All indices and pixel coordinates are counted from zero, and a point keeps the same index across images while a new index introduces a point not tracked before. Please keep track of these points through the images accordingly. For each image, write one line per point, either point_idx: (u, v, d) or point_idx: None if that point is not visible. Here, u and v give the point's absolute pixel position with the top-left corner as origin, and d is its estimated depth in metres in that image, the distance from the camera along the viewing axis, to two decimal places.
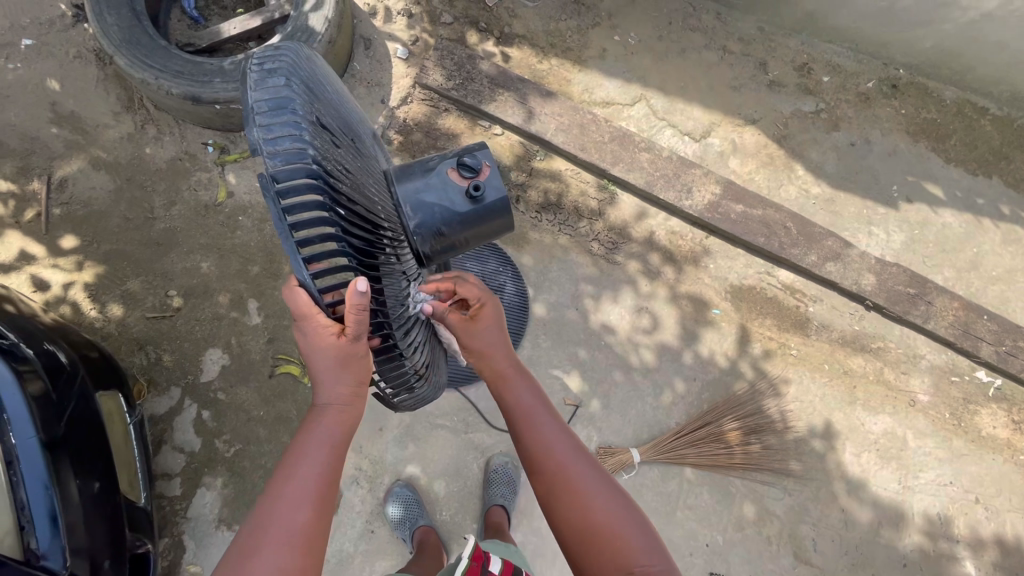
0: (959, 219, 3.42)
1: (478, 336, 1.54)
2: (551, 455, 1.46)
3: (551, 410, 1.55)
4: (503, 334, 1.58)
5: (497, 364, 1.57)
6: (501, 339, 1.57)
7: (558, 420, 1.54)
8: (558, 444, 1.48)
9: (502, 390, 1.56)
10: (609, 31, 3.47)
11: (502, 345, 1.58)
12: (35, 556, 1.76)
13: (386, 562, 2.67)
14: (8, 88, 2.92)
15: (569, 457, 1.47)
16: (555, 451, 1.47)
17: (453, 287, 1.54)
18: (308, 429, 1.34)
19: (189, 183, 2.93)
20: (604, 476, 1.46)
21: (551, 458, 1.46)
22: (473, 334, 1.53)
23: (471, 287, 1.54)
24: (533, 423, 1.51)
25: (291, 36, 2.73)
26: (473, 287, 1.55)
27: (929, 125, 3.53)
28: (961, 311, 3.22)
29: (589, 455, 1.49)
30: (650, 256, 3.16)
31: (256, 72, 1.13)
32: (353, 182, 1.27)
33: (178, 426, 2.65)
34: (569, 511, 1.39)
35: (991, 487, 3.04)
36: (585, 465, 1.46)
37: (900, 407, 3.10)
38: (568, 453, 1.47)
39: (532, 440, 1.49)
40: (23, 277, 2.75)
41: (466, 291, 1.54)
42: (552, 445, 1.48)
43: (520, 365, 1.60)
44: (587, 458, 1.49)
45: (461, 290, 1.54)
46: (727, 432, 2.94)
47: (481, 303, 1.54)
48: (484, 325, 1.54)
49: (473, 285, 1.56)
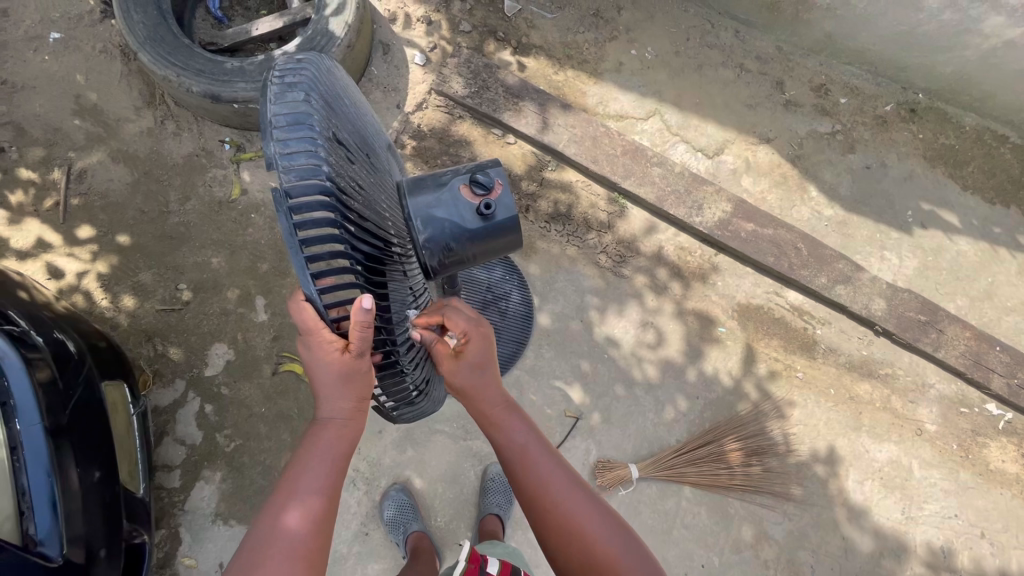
0: (974, 247, 3.37)
1: (466, 372, 1.51)
2: (545, 490, 1.45)
3: (544, 442, 1.55)
4: (491, 367, 1.55)
5: (489, 401, 1.56)
6: (490, 377, 1.56)
7: (553, 454, 1.54)
8: (554, 477, 1.48)
9: (494, 432, 1.56)
10: (626, 45, 3.48)
11: (492, 379, 1.56)
12: (33, 542, 1.79)
13: (379, 566, 2.67)
14: (35, 79, 2.99)
15: (564, 489, 1.46)
16: (550, 485, 1.46)
17: (441, 320, 1.48)
18: (311, 443, 1.35)
19: (204, 178, 2.97)
20: (601, 504, 1.46)
21: (547, 495, 1.45)
22: (460, 371, 1.51)
23: (456, 317, 1.47)
24: (526, 459, 1.50)
25: (311, 40, 2.77)
26: (460, 319, 1.48)
27: (946, 151, 3.49)
28: (973, 341, 3.17)
29: (585, 484, 1.49)
30: (658, 271, 3.15)
31: (277, 86, 1.15)
32: (365, 198, 1.28)
33: (181, 419, 2.68)
34: (568, 544, 1.40)
35: (997, 522, 2.98)
36: (582, 497, 1.46)
37: (906, 435, 3.05)
38: (563, 484, 1.47)
39: (525, 477, 1.48)
40: (38, 264, 2.80)
41: (453, 323, 1.47)
42: (547, 480, 1.47)
43: (511, 403, 1.59)
44: (584, 488, 1.49)
45: (447, 321, 1.47)
46: (727, 452, 2.91)
47: (467, 338, 1.48)
48: (472, 361, 1.50)
49: (459, 315, 1.49)
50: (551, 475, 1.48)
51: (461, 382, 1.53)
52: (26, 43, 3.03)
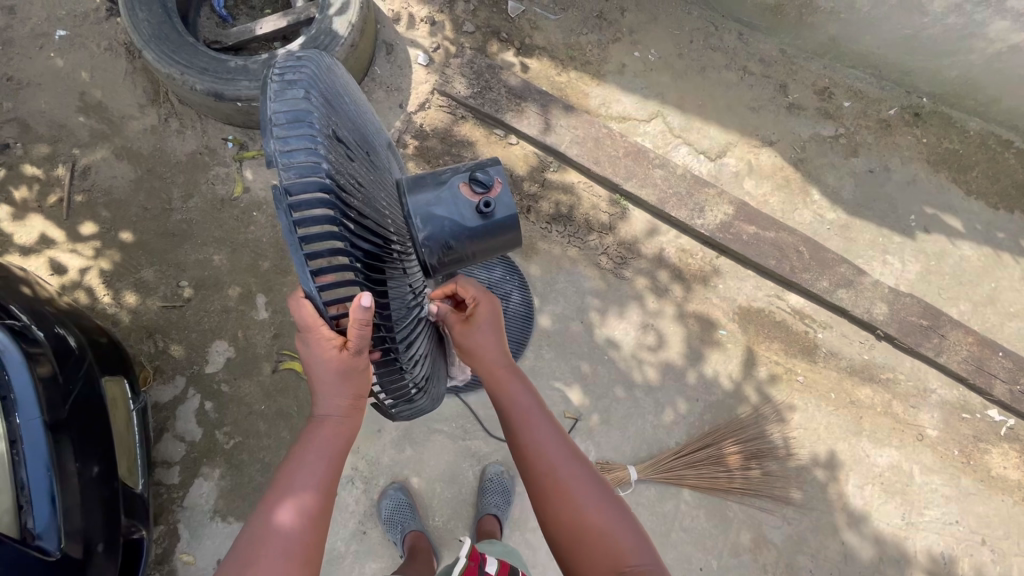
0: (978, 252, 3.36)
1: (476, 335, 1.59)
2: (544, 457, 1.46)
3: (547, 413, 1.56)
4: (501, 336, 1.62)
5: (495, 365, 1.59)
6: (497, 340, 1.60)
7: (554, 425, 1.53)
8: (553, 447, 1.48)
9: (498, 392, 1.58)
10: (629, 47, 3.48)
11: (500, 346, 1.61)
12: (31, 536, 1.79)
13: (376, 564, 2.67)
14: (41, 76, 3.01)
15: (563, 460, 1.46)
16: (549, 453, 1.47)
17: (454, 289, 1.64)
18: (308, 437, 1.35)
19: (207, 176, 2.99)
20: (599, 480, 1.45)
21: (544, 461, 1.45)
22: (471, 333, 1.59)
23: (467, 285, 1.60)
24: (527, 425, 1.51)
25: (314, 39, 2.78)
26: (471, 286, 1.61)
27: (950, 155, 3.48)
28: (976, 346, 3.15)
29: (584, 459, 1.49)
30: (658, 273, 3.15)
31: (277, 83, 1.16)
32: (365, 195, 1.28)
33: (180, 415, 2.69)
34: (559, 510, 1.39)
35: (998, 528, 2.96)
36: (579, 470, 1.45)
37: (907, 440, 3.04)
38: (562, 455, 1.47)
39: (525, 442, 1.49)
40: (41, 260, 2.82)
41: (465, 290, 1.61)
42: (546, 448, 1.48)
43: (516, 369, 1.61)
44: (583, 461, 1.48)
45: (459, 289, 1.62)
46: (727, 455, 2.90)
47: (476, 303, 1.60)
48: (483, 323, 1.59)
49: (471, 284, 1.62)
50: (550, 444, 1.48)
51: (470, 343, 1.59)
52: (32, 41, 3.05)
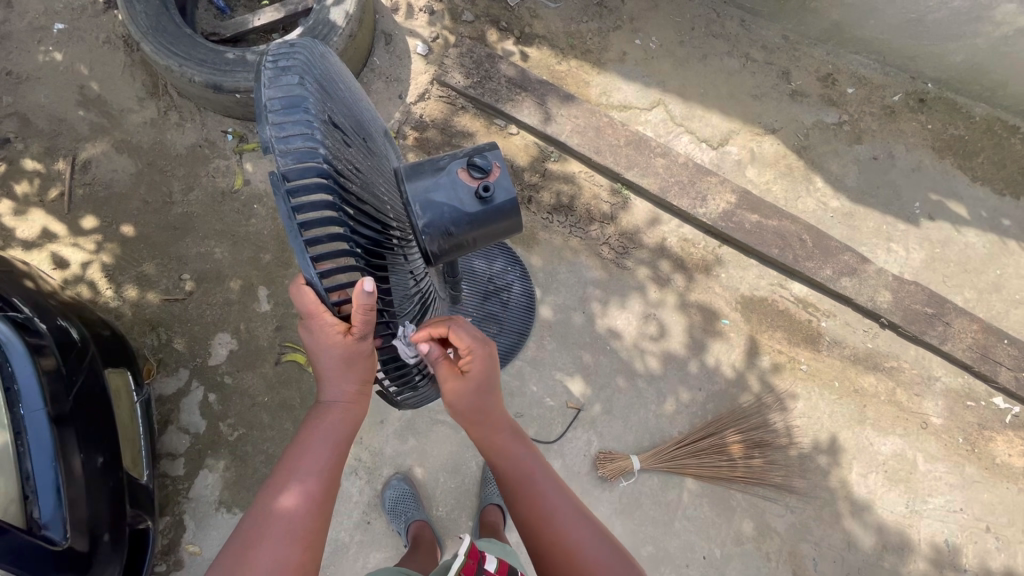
0: (982, 239, 3.33)
1: (472, 396, 1.45)
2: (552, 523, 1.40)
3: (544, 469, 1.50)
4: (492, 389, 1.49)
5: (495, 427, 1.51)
6: (491, 398, 1.48)
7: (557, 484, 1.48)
8: (561, 509, 1.43)
9: (497, 458, 1.50)
10: (630, 35, 3.45)
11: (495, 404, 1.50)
12: (37, 526, 1.81)
13: (381, 554, 2.69)
14: (41, 70, 3.01)
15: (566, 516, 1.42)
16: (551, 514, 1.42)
17: (445, 333, 1.41)
18: (312, 426, 1.35)
19: (208, 169, 2.98)
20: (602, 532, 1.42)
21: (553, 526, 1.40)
22: (467, 394, 1.43)
23: (464, 333, 1.41)
24: (534, 492, 1.45)
25: (312, 29, 2.76)
26: (465, 333, 1.42)
27: (955, 142, 3.44)
28: (980, 334, 3.13)
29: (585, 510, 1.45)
30: (660, 263, 3.13)
31: (270, 70, 1.13)
32: (362, 181, 1.27)
33: (184, 407, 2.70)
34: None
35: (1003, 516, 2.95)
36: (585, 526, 1.41)
37: (911, 428, 3.03)
38: (568, 515, 1.42)
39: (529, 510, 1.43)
40: (44, 255, 2.83)
41: (459, 338, 1.41)
42: (549, 508, 1.42)
43: (512, 428, 1.54)
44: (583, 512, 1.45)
45: (454, 337, 1.41)
46: (729, 444, 2.89)
47: (472, 355, 1.42)
48: (477, 383, 1.44)
49: (464, 330, 1.43)
50: (553, 503, 1.43)
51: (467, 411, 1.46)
52: (30, 35, 3.05)
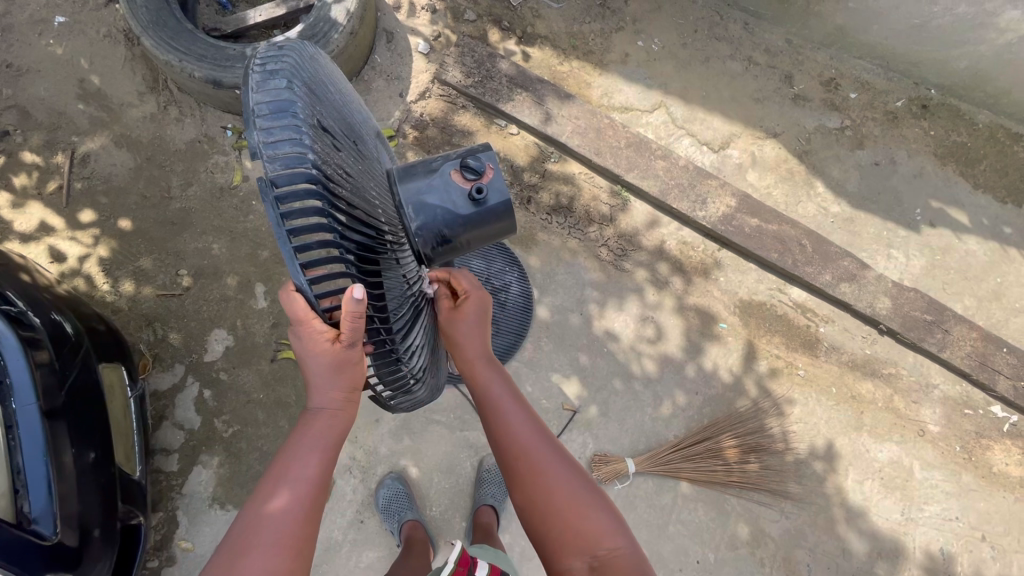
0: (984, 246, 3.31)
1: (459, 326, 1.59)
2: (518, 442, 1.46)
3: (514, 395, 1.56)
4: (483, 326, 1.64)
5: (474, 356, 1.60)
6: (479, 333, 1.62)
7: (526, 412, 1.53)
8: (526, 432, 1.48)
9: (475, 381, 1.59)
10: (632, 37, 3.44)
11: (479, 333, 1.62)
12: (27, 520, 1.81)
13: (374, 553, 2.69)
14: (41, 62, 3.01)
15: (529, 436, 1.47)
16: (515, 433, 1.47)
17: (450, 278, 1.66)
18: (300, 432, 1.35)
19: (207, 165, 2.98)
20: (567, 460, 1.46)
21: (517, 448, 1.45)
22: (456, 325, 1.59)
23: (463, 277, 1.63)
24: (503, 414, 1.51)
25: (313, 27, 2.76)
26: (465, 278, 1.64)
27: (957, 148, 3.42)
28: (979, 342, 3.12)
29: (550, 435, 1.50)
30: (658, 265, 3.12)
31: (258, 73, 1.13)
32: (353, 185, 1.26)
33: (179, 403, 2.70)
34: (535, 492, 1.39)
35: (999, 525, 2.94)
36: (549, 450, 1.46)
37: (908, 436, 3.01)
38: (533, 438, 1.47)
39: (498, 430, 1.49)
40: (41, 248, 2.83)
41: (459, 281, 1.64)
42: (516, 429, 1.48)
43: (491, 358, 1.63)
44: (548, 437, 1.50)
45: (454, 280, 1.64)
46: (725, 448, 2.88)
47: (467, 295, 1.62)
48: (468, 318, 1.59)
49: (466, 277, 1.65)
50: (518, 426, 1.49)
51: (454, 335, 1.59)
52: (31, 27, 3.04)
